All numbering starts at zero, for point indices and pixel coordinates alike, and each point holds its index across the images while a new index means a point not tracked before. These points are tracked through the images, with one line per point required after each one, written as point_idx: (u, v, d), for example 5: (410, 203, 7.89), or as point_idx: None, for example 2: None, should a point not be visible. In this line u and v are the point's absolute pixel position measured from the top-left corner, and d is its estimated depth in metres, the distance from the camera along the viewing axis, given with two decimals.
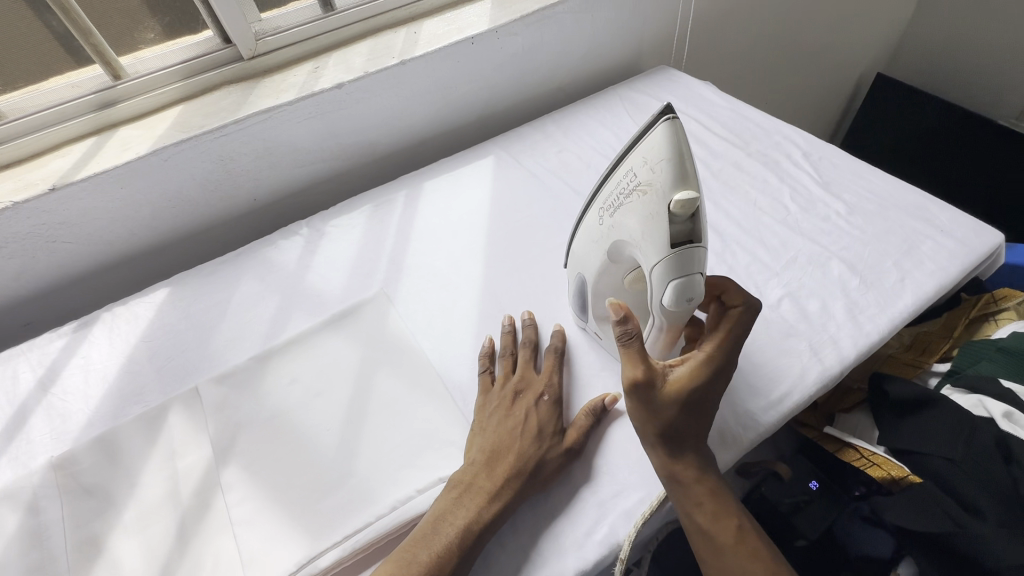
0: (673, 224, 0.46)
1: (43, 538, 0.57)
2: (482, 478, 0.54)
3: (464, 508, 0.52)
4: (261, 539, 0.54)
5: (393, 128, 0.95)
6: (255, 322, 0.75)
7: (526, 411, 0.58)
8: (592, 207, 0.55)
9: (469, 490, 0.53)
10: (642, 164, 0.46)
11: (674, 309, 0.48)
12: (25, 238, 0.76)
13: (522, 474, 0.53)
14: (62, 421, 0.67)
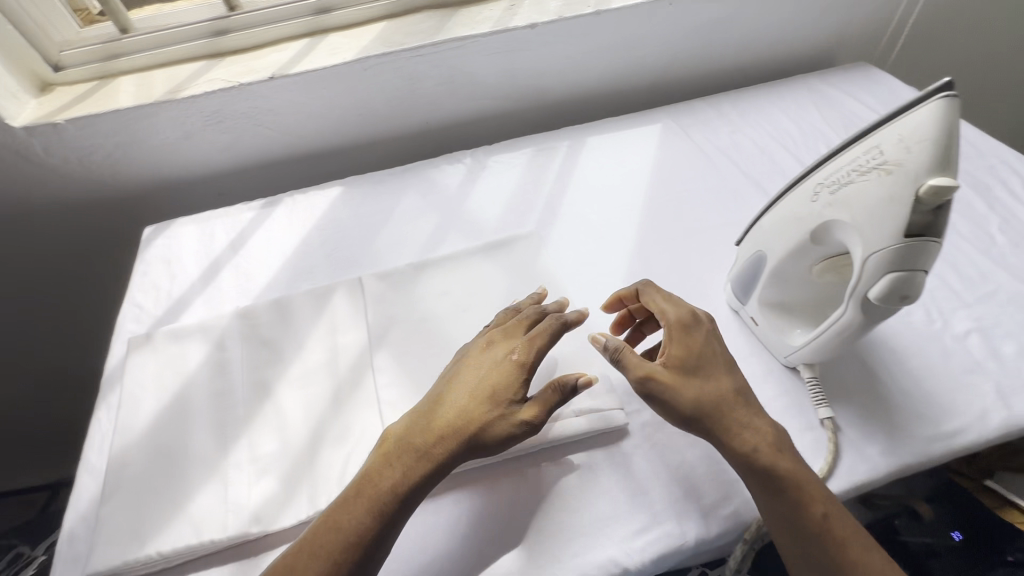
0: (915, 212, 0.43)
1: (225, 370, 0.66)
2: (417, 439, 0.51)
3: (396, 466, 0.50)
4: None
5: (567, 77, 0.95)
6: (415, 233, 0.80)
7: (480, 376, 0.54)
8: (798, 186, 0.53)
9: (395, 441, 0.52)
10: (896, 140, 0.44)
11: (882, 303, 0.47)
12: (239, 117, 0.86)
13: (456, 435, 0.51)
14: (246, 280, 0.76)
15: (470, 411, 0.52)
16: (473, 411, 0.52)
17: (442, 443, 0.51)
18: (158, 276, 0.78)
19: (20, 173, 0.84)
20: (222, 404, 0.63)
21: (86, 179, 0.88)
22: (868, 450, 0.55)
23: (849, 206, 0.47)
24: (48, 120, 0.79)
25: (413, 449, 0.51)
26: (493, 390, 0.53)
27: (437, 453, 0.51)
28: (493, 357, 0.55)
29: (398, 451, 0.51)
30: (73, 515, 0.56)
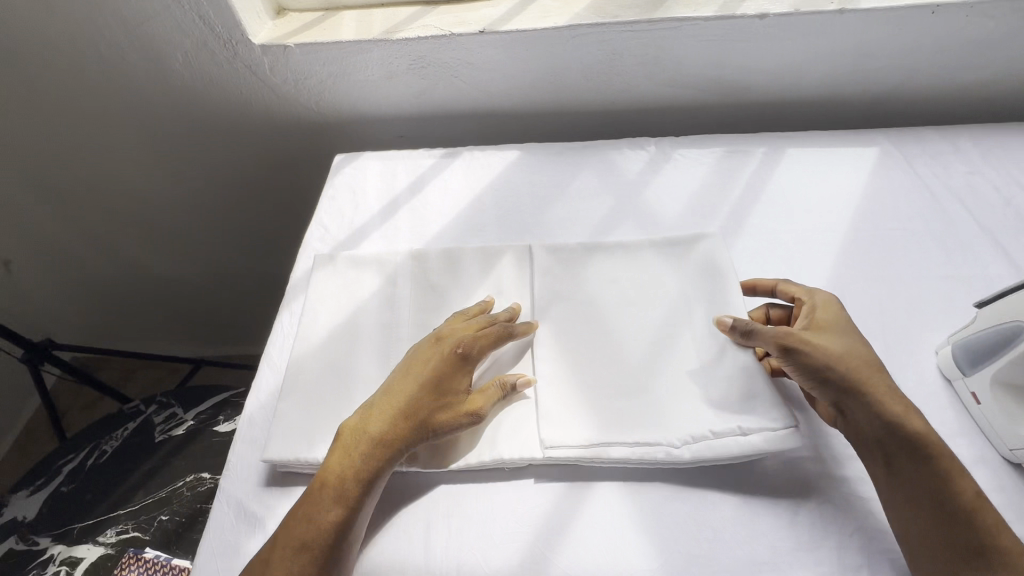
0: None
1: (395, 306, 0.69)
2: (384, 420, 0.53)
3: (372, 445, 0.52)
4: (558, 402, 0.58)
5: (778, 78, 0.86)
6: (589, 213, 0.78)
7: (426, 359, 0.57)
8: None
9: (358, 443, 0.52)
10: None
11: None
12: (440, 66, 0.88)
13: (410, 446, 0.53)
14: (421, 224, 0.79)
15: (439, 409, 0.54)
16: (444, 410, 0.54)
17: (403, 428, 0.53)
18: (343, 202, 0.83)
19: (245, 87, 0.93)
20: (390, 337, 0.66)
21: (294, 101, 0.95)
22: None
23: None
24: (280, 42, 0.85)
25: (383, 434, 0.52)
26: (444, 373, 0.56)
27: (405, 443, 0.53)
28: (435, 346, 0.58)
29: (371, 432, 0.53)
30: (255, 403, 0.63)
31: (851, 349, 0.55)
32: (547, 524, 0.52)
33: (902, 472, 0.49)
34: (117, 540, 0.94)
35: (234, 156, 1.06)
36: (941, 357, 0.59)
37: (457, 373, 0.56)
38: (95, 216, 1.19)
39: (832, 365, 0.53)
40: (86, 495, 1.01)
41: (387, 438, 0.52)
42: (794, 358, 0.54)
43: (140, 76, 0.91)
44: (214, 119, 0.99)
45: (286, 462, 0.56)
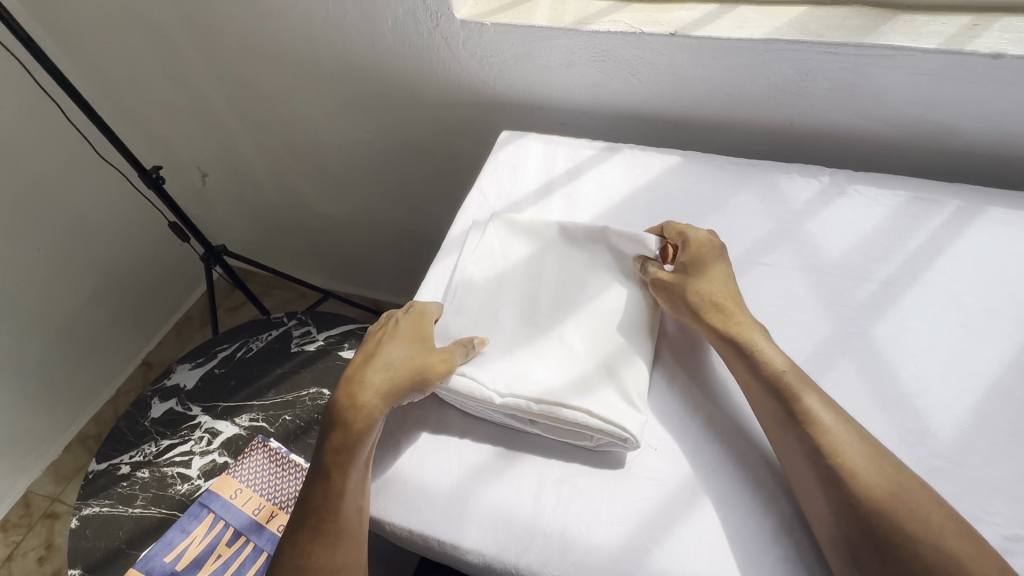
0: None
1: (537, 280, 0.73)
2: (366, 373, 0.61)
3: (368, 402, 0.59)
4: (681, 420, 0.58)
5: (995, 128, 0.77)
6: (745, 234, 0.76)
7: (421, 336, 0.65)
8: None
9: (379, 401, 0.59)
10: None
11: None
12: (621, 63, 0.89)
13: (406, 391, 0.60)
14: (573, 209, 0.82)
15: (420, 366, 0.61)
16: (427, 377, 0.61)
17: (398, 376, 0.61)
18: (503, 176, 0.88)
19: (436, 57, 1.01)
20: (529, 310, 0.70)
21: (475, 75, 1.02)
22: None
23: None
24: (480, 19, 0.92)
25: (368, 395, 0.59)
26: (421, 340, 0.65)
27: (395, 375, 0.61)
28: (423, 316, 0.68)
29: (367, 383, 0.60)
30: None
31: (715, 291, 0.64)
32: (654, 518, 0.53)
33: (778, 427, 0.54)
34: (250, 425, 1.11)
35: (408, 119, 1.16)
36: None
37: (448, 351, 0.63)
38: (281, 150, 1.37)
39: (699, 303, 0.64)
40: (230, 381, 1.18)
41: (375, 397, 0.59)
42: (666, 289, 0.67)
43: (354, 34, 1.04)
44: (400, 82, 1.09)
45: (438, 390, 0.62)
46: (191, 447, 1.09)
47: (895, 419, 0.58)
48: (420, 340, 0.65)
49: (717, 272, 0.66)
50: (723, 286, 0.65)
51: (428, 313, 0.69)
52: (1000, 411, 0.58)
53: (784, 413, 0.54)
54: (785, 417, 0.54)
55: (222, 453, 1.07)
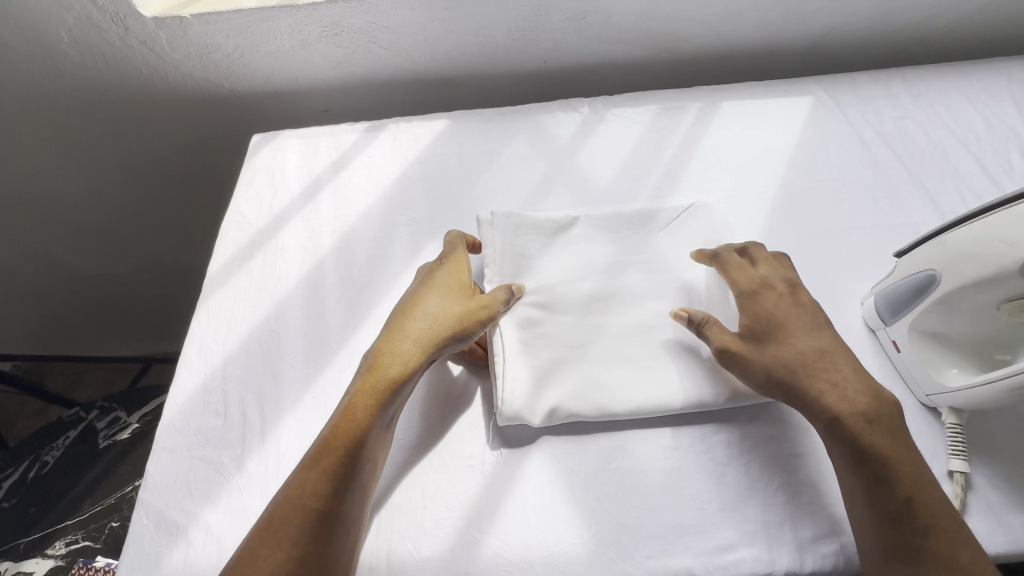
0: None
1: (320, 291, 0.67)
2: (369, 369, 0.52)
3: (368, 405, 0.50)
4: (541, 376, 0.56)
5: (713, 27, 0.82)
6: (521, 183, 0.74)
7: (446, 275, 0.59)
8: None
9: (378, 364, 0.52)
10: None
11: None
12: (356, 32, 0.81)
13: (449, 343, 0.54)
14: (345, 205, 0.75)
15: (464, 317, 0.55)
16: (472, 316, 0.55)
17: (422, 363, 0.53)
18: (262, 188, 0.78)
19: (146, 67, 0.86)
20: (315, 331, 0.63)
21: (201, 78, 0.89)
22: (1009, 517, 0.47)
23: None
24: (176, 14, 0.77)
25: (381, 383, 0.51)
26: (463, 292, 0.58)
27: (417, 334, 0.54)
28: (462, 263, 0.61)
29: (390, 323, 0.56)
30: (174, 407, 0.59)
31: (801, 351, 0.51)
32: (477, 507, 0.51)
33: (878, 508, 0.44)
34: (68, 552, 0.87)
35: (148, 136, 0.98)
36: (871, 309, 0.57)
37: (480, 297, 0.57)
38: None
39: (763, 368, 0.51)
40: (31, 508, 0.92)
41: (376, 396, 0.50)
42: (736, 367, 0.52)
43: (25, 57, 0.81)
44: (117, 97, 0.91)
45: (227, 502, 0.53)
46: None
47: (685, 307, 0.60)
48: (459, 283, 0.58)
49: (769, 300, 0.54)
50: (777, 316, 0.53)
51: (460, 241, 0.63)
52: None
53: (890, 504, 0.44)
54: (869, 485, 0.45)
55: None
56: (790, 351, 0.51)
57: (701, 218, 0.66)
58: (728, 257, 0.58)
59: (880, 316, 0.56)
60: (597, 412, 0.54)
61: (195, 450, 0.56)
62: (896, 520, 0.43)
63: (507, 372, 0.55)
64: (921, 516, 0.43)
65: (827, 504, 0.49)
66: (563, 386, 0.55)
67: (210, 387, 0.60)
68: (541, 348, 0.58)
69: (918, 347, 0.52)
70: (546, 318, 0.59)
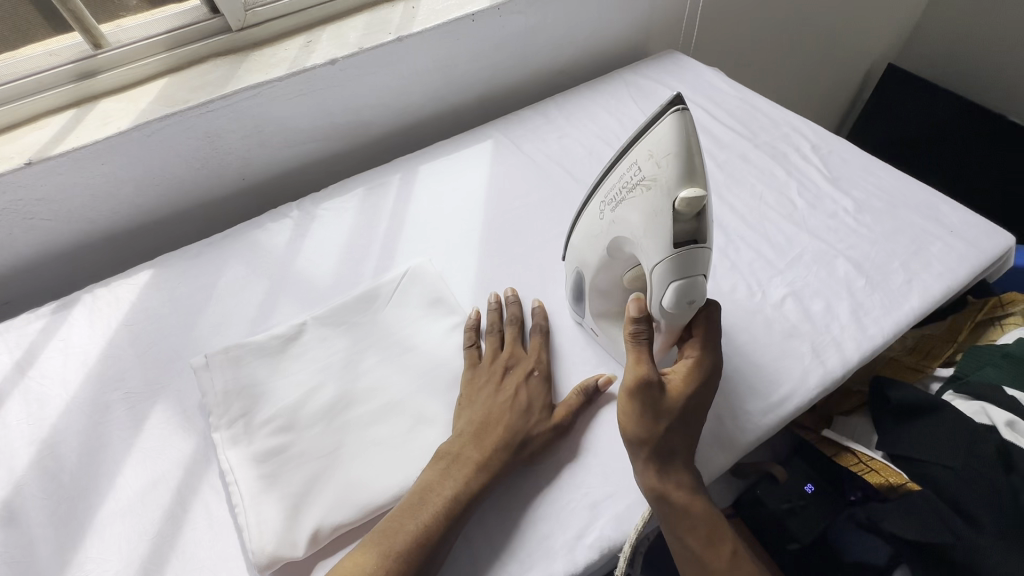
0: (677, 222, 0.46)
1: (21, 520, 0.56)
2: (454, 459, 0.52)
3: (405, 535, 0.48)
4: (296, 505, 0.53)
5: (387, 107, 0.91)
6: (244, 308, 0.72)
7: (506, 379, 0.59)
8: (593, 199, 0.55)
9: (456, 461, 0.52)
10: (648, 158, 0.46)
11: (675, 310, 0.49)
12: (2, 215, 0.73)
13: (509, 448, 0.53)
14: (40, 406, 0.65)
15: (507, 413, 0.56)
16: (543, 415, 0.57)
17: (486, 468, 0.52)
18: None
19: None
20: (21, 574, 0.52)
21: None
22: (714, 438, 0.57)
23: (637, 209, 0.48)
24: None
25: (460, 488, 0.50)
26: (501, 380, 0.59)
27: (491, 450, 0.53)
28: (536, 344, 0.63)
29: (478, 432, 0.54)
30: None
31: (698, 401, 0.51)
32: None
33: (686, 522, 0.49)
34: None
35: None
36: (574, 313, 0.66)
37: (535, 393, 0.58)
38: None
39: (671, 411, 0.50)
40: None
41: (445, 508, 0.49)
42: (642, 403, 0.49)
43: None
44: None
45: None
46: None
47: (422, 368, 0.63)
48: (504, 404, 0.56)
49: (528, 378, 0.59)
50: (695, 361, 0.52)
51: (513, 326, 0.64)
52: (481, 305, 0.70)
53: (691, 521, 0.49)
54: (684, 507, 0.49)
55: None
56: (678, 434, 0.50)
57: (417, 281, 0.71)
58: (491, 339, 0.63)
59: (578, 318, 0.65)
60: (354, 515, 0.52)
61: None
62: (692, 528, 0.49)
63: (251, 520, 0.51)
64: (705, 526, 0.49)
65: (583, 495, 0.54)
66: (320, 503, 0.53)
67: None
68: (289, 475, 0.55)
69: (605, 327, 0.60)
70: (288, 439, 0.57)
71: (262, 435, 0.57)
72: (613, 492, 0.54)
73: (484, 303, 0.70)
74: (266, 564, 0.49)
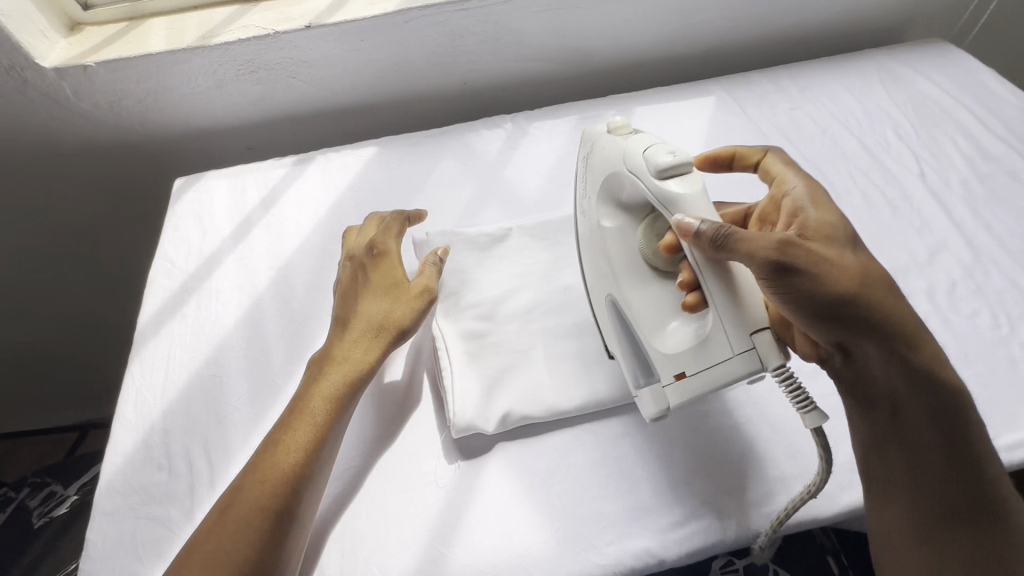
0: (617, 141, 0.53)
1: (260, 327, 0.66)
2: (357, 327, 0.57)
3: (326, 385, 0.52)
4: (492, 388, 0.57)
5: (618, 40, 0.88)
6: (453, 201, 0.76)
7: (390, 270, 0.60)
8: (580, 231, 0.58)
9: (367, 325, 0.56)
10: (585, 151, 0.57)
11: (668, 166, 0.47)
12: (273, 68, 0.81)
13: (388, 335, 0.56)
14: (278, 239, 0.74)
15: (378, 306, 0.57)
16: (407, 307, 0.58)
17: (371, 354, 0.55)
18: (190, 231, 0.76)
19: (52, 119, 0.83)
20: (258, 370, 0.62)
21: (115, 126, 0.86)
22: None
23: (601, 149, 0.54)
24: (79, 62, 0.76)
25: (351, 366, 0.54)
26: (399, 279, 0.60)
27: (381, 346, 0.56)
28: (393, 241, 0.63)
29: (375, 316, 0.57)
30: (111, 468, 0.56)
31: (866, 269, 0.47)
32: (438, 529, 0.51)
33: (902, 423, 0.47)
34: None
35: (57, 189, 0.93)
36: (637, 397, 0.52)
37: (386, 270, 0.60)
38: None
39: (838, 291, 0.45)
40: None
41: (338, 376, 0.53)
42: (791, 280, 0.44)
43: None
44: (23, 153, 0.86)
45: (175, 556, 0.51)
46: None
47: None
48: (400, 304, 0.58)
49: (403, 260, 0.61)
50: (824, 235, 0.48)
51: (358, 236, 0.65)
52: None
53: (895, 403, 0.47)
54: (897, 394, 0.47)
55: None
56: (874, 292, 0.46)
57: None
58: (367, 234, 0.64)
59: (635, 388, 0.52)
60: (543, 413, 0.56)
61: (139, 509, 0.53)
62: (901, 420, 0.47)
63: (454, 387, 0.56)
64: (921, 418, 0.47)
65: (768, 468, 0.53)
66: (512, 393, 0.57)
67: (150, 442, 0.57)
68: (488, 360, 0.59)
69: None
70: (490, 328, 0.62)
71: (467, 317, 0.62)
72: (800, 476, 0.53)
73: None
74: (463, 429, 0.54)
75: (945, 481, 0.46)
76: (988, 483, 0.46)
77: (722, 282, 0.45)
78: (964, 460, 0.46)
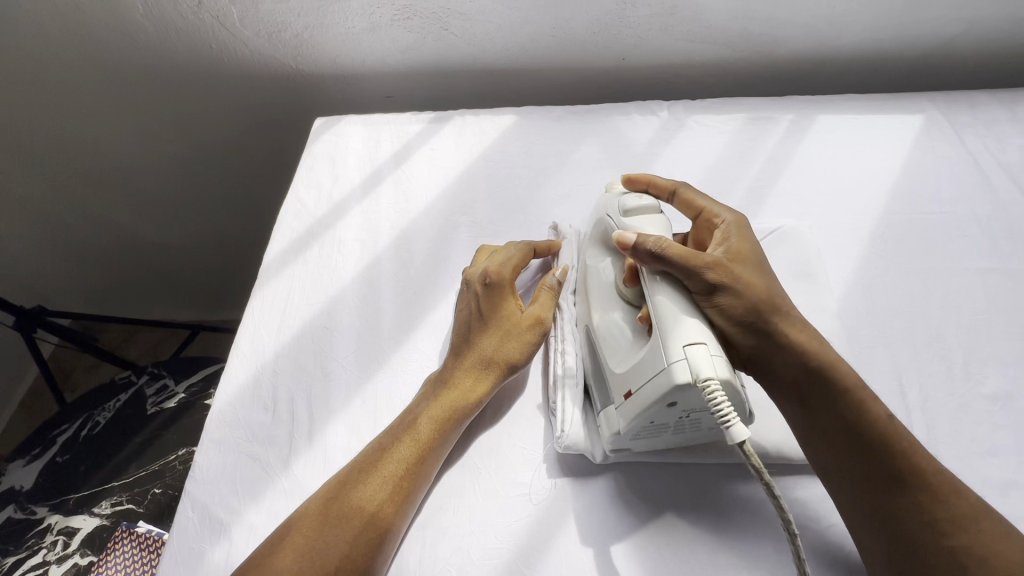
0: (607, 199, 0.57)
1: (376, 286, 0.65)
2: (454, 360, 0.54)
3: (410, 413, 0.51)
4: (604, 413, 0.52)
5: (815, 31, 0.75)
6: (591, 190, 0.70)
7: (500, 302, 0.54)
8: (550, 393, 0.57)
9: (460, 356, 0.53)
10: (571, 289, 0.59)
11: (637, 207, 0.51)
12: (428, 17, 0.77)
13: (493, 370, 0.52)
14: (405, 199, 0.72)
15: (491, 343, 0.53)
16: (519, 343, 0.53)
17: (479, 390, 0.52)
18: (322, 174, 0.76)
19: (216, 42, 0.86)
20: (367, 333, 0.61)
21: (268, 57, 0.87)
22: None
23: (592, 219, 0.58)
24: None
25: (454, 403, 0.51)
26: (508, 311, 0.54)
27: (487, 383, 0.52)
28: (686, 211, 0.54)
29: (480, 354, 0.53)
30: (222, 399, 0.58)
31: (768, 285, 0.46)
32: (525, 542, 0.48)
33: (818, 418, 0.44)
34: (113, 513, 0.78)
35: (210, 111, 0.97)
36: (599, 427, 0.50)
37: (497, 301, 0.54)
38: (61, 180, 1.02)
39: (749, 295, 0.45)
40: (80, 465, 0.83)
41: (437, 413, 0.50)
42: (718, 290, 0.45)
43: (107, 27, 0.84)
44: (186, 72, 0.91)
45: (266, 504, 0.51)
46: (42, 558, 0.75)
47: None
48: (513, 339, 0.53)
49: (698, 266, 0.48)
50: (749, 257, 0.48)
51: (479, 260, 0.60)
52: (853, 307, 0.58)
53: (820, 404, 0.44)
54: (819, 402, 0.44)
55: (87, 552, 0.75)
56: (737, 269, 0.46)
57: (791, 243, 0.60)
58: (690, 190, 0.54)
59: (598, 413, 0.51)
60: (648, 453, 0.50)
61: (243, 445, 0.55)
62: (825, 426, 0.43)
63: (562, 402, 0.52)
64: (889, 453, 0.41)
65: None
66: None
67: (261, 380, 0.59)
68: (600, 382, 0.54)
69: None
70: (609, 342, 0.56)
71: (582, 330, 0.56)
72: None
73: (856, 306, 0.58)
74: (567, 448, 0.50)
75: (873, 478, 0.41)
76: (941, 485, 0.40)
77: (662, 308, 0.44)
78: (881, 450, 0.41)
